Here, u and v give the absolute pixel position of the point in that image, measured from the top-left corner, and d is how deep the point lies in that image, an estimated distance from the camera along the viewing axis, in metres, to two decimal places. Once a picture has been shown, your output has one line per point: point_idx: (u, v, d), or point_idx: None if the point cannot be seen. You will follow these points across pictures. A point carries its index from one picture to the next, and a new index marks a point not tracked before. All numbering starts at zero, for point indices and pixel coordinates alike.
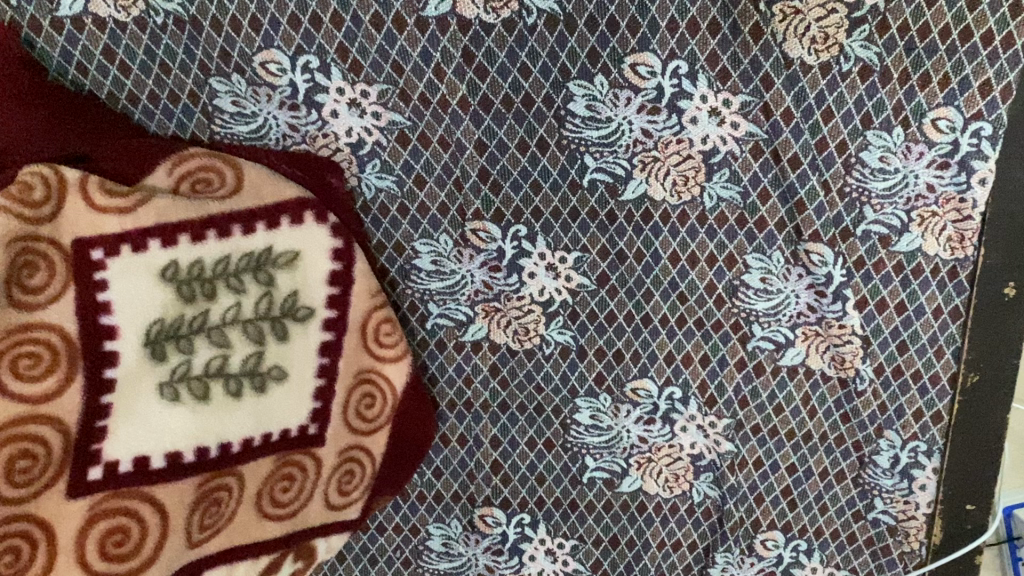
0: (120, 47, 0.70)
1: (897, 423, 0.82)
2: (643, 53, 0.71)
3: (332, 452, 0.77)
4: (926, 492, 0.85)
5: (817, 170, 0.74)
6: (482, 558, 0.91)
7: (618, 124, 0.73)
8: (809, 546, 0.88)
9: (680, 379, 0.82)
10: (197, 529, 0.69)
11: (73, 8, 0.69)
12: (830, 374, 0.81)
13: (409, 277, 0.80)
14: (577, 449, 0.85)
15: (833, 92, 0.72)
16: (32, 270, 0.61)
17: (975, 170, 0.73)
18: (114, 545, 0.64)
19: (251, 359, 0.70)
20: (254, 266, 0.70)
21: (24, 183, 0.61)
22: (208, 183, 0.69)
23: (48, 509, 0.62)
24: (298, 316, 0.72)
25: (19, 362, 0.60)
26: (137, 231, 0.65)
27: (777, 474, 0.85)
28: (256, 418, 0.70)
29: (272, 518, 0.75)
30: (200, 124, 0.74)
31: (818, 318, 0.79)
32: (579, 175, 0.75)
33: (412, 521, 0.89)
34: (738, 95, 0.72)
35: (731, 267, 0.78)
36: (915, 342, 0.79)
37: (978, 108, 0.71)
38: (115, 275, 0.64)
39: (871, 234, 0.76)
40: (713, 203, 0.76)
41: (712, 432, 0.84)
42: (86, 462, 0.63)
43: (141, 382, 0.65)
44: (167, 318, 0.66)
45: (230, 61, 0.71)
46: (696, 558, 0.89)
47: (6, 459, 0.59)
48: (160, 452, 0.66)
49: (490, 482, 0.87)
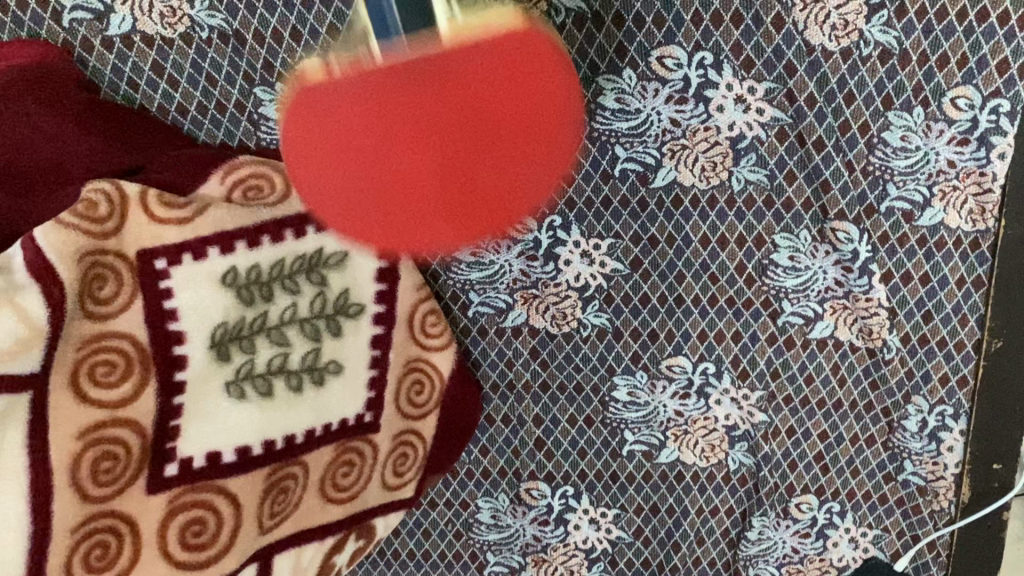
0: (168, 62, 0.74)
1: (925, 388, 0.86)
2: (669, 45, 0.74)
3: (387, 437, 0.81)
4: (954, 453, 0.88)
5: (841, 151, 0.77)
6: (529, 528, 0.94)
7: (647, 114, 0.77)
8: (842, 507, 0.91)
9: (713, 355, 0.86)
10: (267, 516, 0.74)
11: (121, 27, 0.73)
12: (858, 345, 0.84)
13: (450, 268, 0.83)
14: (616, 424, 0.89)
15: (854, 76, 0.74)
16: (102, 283, 0.66)
17: (994, 145, 0.75)
18: (193, 535, 0.69)
19: (310, 355, 0.74)
20: (308, 267, 0.74)
21: (90, 201, 0.66)
22: (259, 190, 0.74)
23: (131, 505, 0.67)
24: (350, 313, 0.76)
25: (97, 370, 0.65)
26: (196, 240, 0.70)
27: (809, 441, 0.89)
28: (316, 411, 0.75)
29: (335, 501, 0.79)
30: (247, 132, 0.77)
31: (845, 292, 0.82)
32: (611, 165, 0.79)
33: (462, 495, 0.93)
34: (762, 82, 0.75)
35: (760, 247, 0.81)
36: (940, 311, 0.82)
37: (996, 85, 0.73)
38: (179, 283, 0.68)
39: (894, 210, 0.79)
40: (741, 186, 0.79)
41: (745, 404, 0.88)
42: (162, 459, 0.68)
43: (209, 384, 0.69)
44: (229, 321, 0.70)
45: (273, 71, 0.74)
46: (733, 523, 0.93)
47: (91, 462, 0.64)
48: (230, 447, 0.70)
49: (535, 457, 0.91)
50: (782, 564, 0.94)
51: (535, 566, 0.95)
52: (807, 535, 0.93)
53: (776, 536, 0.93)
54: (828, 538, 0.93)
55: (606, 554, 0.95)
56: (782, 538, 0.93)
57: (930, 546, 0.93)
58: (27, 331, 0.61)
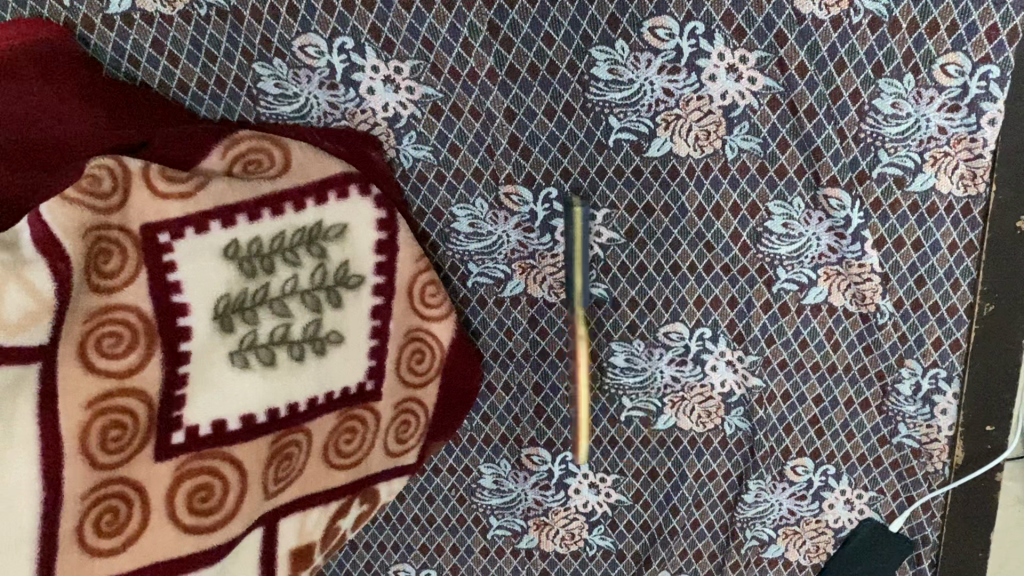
0: (168, 39, 0.75)
1: (918, 351, 0.87)
2: (661, 17, 0.75)
3: (389, 404, 0.83)
4: (948, 416, 0.89)
5: (833, 119, 0.78)
6: (531, 493, 0.96)
7: (640, 84, 0.77)
8: (838, 470, 0.93)
9: (710, 320, 0.87)
10: (272, 481, 0.76)
11: (121, 5, 0.74)
12: (852, 311, 0.85)
13: (449, 239, 0.85)
14: (614, 390, 0.92)
15: (845, 44, 0.75)
16: (107, 257, 0.67)
17: (985, 112, 0.76)
18: (200, 500, 0.72)
19: (311, 326, 0.76)
20: (308, 240, 0.76)
21: (94, 176, 0.67)
22: (259, 164, 0.76)
23: (140, 473, 0.69)
24: (350, 284, 0.78)
25: (103, 341, 0.66)
26: (198, 214, 0.71)
27: (804, 405, 0.90)
28: (318, 380, 0.77)
29: (338, 467, 0.81)
30: (246, 107, 0.78)
31: (839, 258, 0.83)
32: (605, 135, 0.80)
33: (465, 462, 0.95)
34: (754, 51, 0.76)
35: (754, 215, 0.82)
36: (932, 276, 0.83)
37: (985, 51, 0.74)
38: (182, 256, 0.70)
39: (886, 176, 0.80)
40: (734, 154, 0.80)
41: (741, 366, 0.89)
42: (169, 427, 0.70)
43: (214, 354, 0.71)
44: (232, 293, 0.72)
45: (271, 48, 0.76)
46: (731, 487, 0.94)
47: (100, 431, 0.66)
48: (235, 415, 0.72)
49: (535, 424, 0.93)
50: (779, 526, 0.96)
51: (537, 530, 0.97)
52: (803, 497, 0.94)
53: (773, 498, 0.94)
54: (824, 500, 0.95)
55: (606, 517, 0.97)
56: (779, 501, 0.95)
57: (925, 507, 0.94)
58: (35, 305, 0.63)
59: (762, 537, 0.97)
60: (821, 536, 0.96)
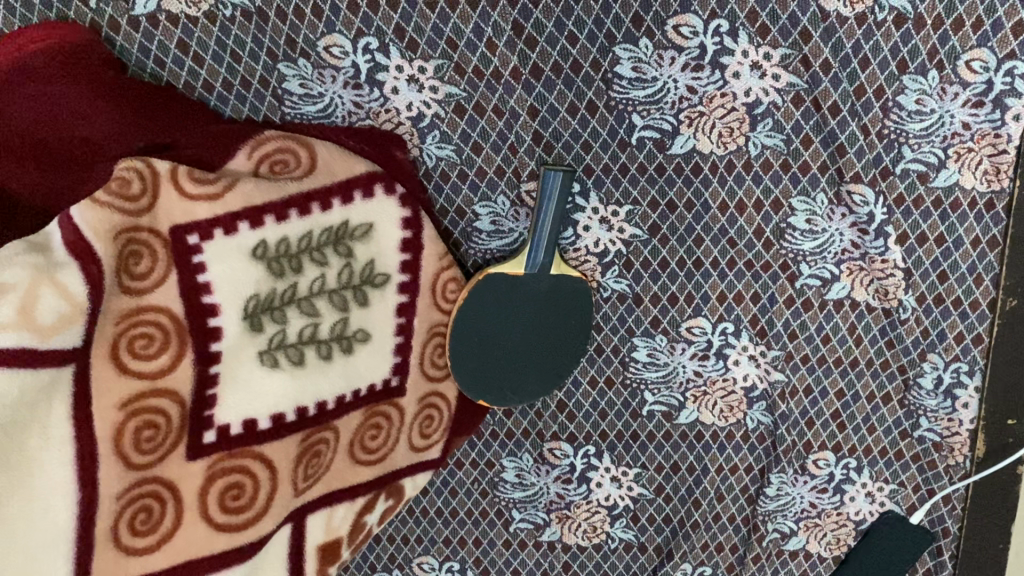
0: (193, 40, 0.74)
1: (940, 346, 0.87)
2: (685, 14, 0.75)
3: (413, 400, 0.84)
4: (969, 409, 0.90)
5: (857, 116, 0.78)
6: (553, 486, 0.96)
7: (664, 82, 0.78)
8: (859, 463, 0.93)
9: (732, 315, 0.88)
10: (302, 479, 0.77)
11: (147, 6, 0.72)
12: (875, 306, 0.86)
13: (471, 238, 0.86)
14: (636, 384, 0.92)
15: (869, 41, 0.75)
16: (138, 259, 0.68)
17: (1009, 107, 0.77)
18: (232, 499, 0.73)
19: (338, 325, 0.77)
20: (334, 239, 0.77)
21: (123, 179, 0.67)
22: (285, 164, 0.76)
23: (173, 472, 0.70)
24: (376, 283, 0.79)
25: (135, 343, 0.67)
26: (226, 215, 0.71)
27: (826, 399, 0.91)
28: (346, 377, 0.78)
29: (364, 463, 0.83)
30: (271, 107, 0.78)
31: (862, 254, 0.83)
32: (628, 134, 0.80)
33: (486, 456, 0.95)
34: (778, 48, 0.76)
35: (777, 211, 0.82)
36: (955, 271, 0.83)
37: (1011, 47, 0.74)
38: (212, 258, 0.71)
39: (910, 171, 0.80)
40: (757, 151, 0.80)
41: (763, 361, 0.89)
42: (201, 426, 0.71)
43: (244, 353, 0.72)
44: (261, 293, 0.72)
45: (296, 47, 0.75)
46: (752, 480, 0.95)
47: (134, 431, 0.67)
48: (266, 414, 0.74)
49: (557, 419, 0.93)
50: (800, 518, 0.97)
51: (560, 523, 0.98)
52: (825, 490, 0.95)
53: (794, 491, 0.95)
54: (845, 493, 0.95)
55: (627, 511, 0.97)
56: (800, 494, 0.95)
57: (946, 500, 0.95)
58: (69, 307, 0.63)
59: (783, 530, 0.97)
60: (842, 528, 0.97)
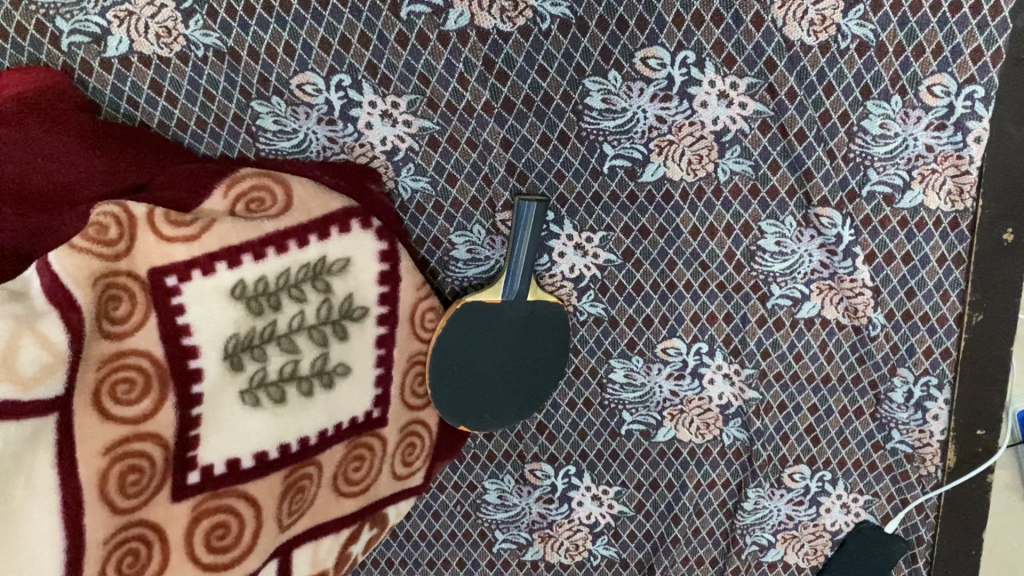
0: (166, 80, 0.75)
1: (909, 360, 0.89)
2: (653, 47, 0.76)
3: (395, 429, 0.85)
4: (939, 421, 0.92)
5: (823, 140, 0.80)
6: (535, 506, 0.97)
7: (633, 113, 0.79)
8: (833, 475, 0.95)
9: (706, 336, 0.89)
10: (286, 515, 0.78)
11: (119, 48, 0.73)
12: (845, 322, 0.88)
13: (448, 267, 0.87)
14: (613, 405, 0.93)
15: (832, 69, 0.77)
16: (117, 303, 0.68)
17: (970, 129, 0.78)
18: (217, 538, 0.74)
19: (318, 360, 0.78)
20: (313, 275, 0.77)
21: (100, 225, 0.68)
22: (261, 202, 0.76)
23: (159, 514, 0.70)
24: (355, 316, 0.80)
25: (118, 388, 0.67)
26: (204, 256, 0.71)
27: (800, 414, 0.92)
28: (326, 412, 0.79)
29: (347, 495, 0.83)
30: (245, 143, 0.78)
31: (830, 274, 0.85)
32: (600, 162, 0.81)
33: (468, 478, 0.96)
34: (744, 78, 0.78)
35: (747, 234, 0.84)
36: (922, 288, 0.85)
37: (970, 73, 0.76)
38: (191, 299, 0.71)
39: (875, 194, 0.82)
40: (726, 177, 0.82)
41: (737, 379, 0.91)
42: (184, 467, 0.72)
43: (224, 393, 0.73)
44: (240, 333, 0.73)
45: (269, 86, 0.76)
46: (730, 494, 0.96)
47: (118, 476, 0.67)
48: (248, 453, 0.74)
49: (537, 440, 0.94)
50: (778, 530, 0.98)
51: (542, 542, 0.99)
52: (801, 502, 0.96)
53: (771, 504, 0.96)
54: (821, 505, 0.97)
55: (609, 528, 0.99)
56: (777, 507, 0.97)
57: (919, 509, 0.96)
58: (51, 357, 0.63)
59: (761, 542, 0.99)
60: (819, 538, 0.99)
